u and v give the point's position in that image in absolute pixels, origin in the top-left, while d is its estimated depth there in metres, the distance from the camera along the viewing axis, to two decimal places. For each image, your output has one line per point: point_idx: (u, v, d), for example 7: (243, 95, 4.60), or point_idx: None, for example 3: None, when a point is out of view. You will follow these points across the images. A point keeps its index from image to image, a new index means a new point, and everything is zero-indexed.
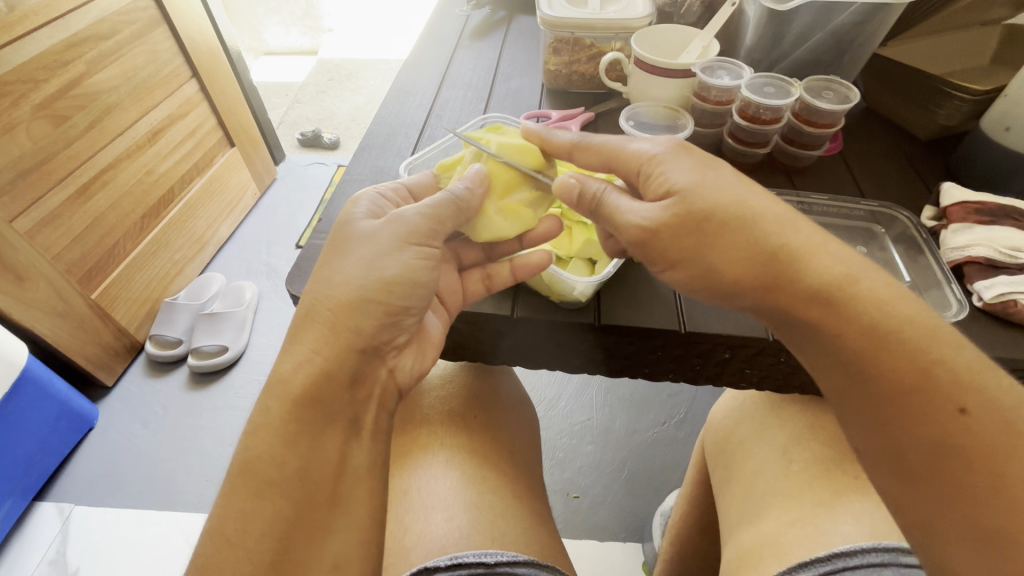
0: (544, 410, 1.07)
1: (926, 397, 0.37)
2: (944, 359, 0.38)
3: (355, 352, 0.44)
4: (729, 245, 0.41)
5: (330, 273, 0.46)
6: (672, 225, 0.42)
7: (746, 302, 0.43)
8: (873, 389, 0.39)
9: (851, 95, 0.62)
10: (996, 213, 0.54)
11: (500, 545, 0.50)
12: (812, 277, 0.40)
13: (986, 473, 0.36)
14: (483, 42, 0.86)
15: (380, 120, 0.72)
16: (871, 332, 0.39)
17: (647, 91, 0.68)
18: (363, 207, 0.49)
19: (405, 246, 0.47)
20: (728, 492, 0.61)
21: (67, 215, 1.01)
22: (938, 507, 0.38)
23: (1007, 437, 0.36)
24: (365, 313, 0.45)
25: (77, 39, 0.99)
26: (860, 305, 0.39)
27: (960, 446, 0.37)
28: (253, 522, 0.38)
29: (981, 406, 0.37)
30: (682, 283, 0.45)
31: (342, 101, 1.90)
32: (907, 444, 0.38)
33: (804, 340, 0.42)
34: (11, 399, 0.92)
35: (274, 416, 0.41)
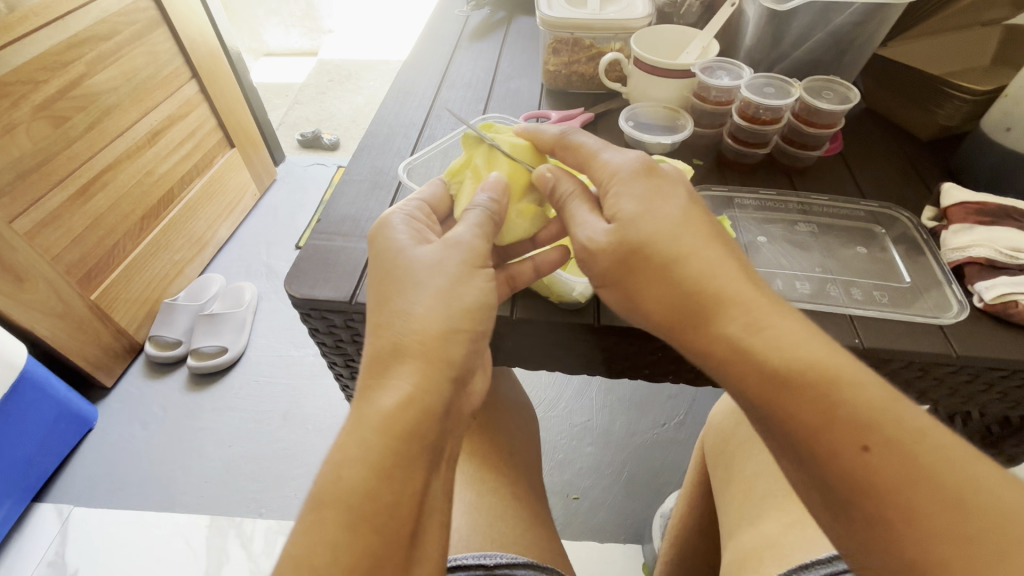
0: (544, 411, 1.07)
1: (827, 437, 0.36)
2: (845, 395, 0.36)
3: (446, 380, 0.42)
4: (652, 277, 0.42)
5: (403, 306, 0.43)
6: (609, 251, 0.43)
7: (667, 335, 0.43)
8: (781, 434, 0.38)
9: (850, 94, 0.62)
10: (996, 213, 0.54)
11: (500, 547, 0.50)
12: (718, 314, 0.40)
13: (897, 513, 0.34)
14: (483, 43, 0.86)
15: (379, 120, 0.72)
16: (769, 372, 0.38)
17: (647, 91, 0.68)
18: (406, 235, 0.47)
19: (476, 271, 0.45)
20: (728, 494, 0.61)
21: (66, 216, 1.01)
22: (866, 548, 0.35)
23: (913, 473, 0.34)
24: (455, 342, 0.42)
25: (76, 40, 0.99)
26: (758, 344, 0.38)
27: (870, 489, 0.34)
28: (341, 555, 0.35)
29: (884, 442, 0.35)
30: (614, 303, 0.46)
31: (342, 102, 1.90)
32: (824, 485, 0.36)
33: (717, 376, 0.41)
34: (10, 400, 0.91)
35: (369, 447, 0.38)
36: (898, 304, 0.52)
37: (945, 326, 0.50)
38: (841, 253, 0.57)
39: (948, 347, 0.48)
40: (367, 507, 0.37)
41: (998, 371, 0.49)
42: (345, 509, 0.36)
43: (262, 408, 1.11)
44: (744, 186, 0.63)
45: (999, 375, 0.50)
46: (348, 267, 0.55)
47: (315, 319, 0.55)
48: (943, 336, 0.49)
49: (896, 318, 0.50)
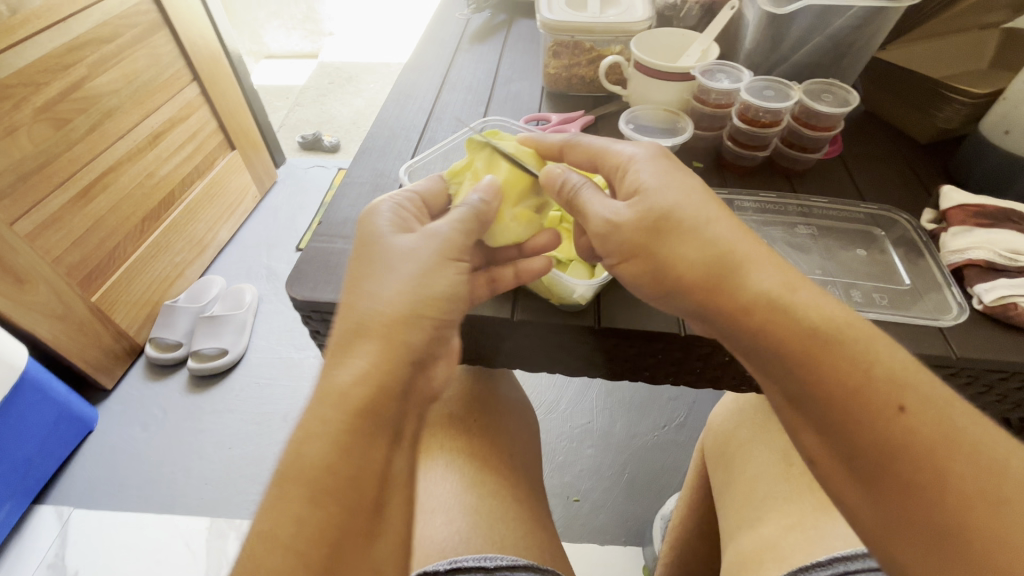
0: (544, 413, 1.07)
1: (866, 398, 0.38)
2: (880, 359, 0.38)
3: (407, 363, 0.41)
4: (683, 245, 0.42)
5: (372, 288, 0.43)
6: (635, 222, 0.43)
7: (692, 305, 0.43)
8: (818, 396, 0.39)
9: (850, 97, 0.62)
10: (996, 216, 0.54)
11: (500, 549, 0.50)
12: (753, 282, 0.41)
13: (929, 470, 0.36)
14: (483, 46, 0.86)
15: (380, 123, 0.72)
16: (810, 335, 0.39)
17: (646, 94, 0.69)
18: (388, 220, 0.48)
19: (450, 263, 0.46)
20: (727, 496, 0.61)
21: (67, 218, 1.01)
22: (893, 510, 0.36)
23: (944, 433, 0.36)
24: (417, 327, 0.42)
25: (78, 43, 0.99)
26: (801, 309, 0.40)
27: (904, 448, 0.36)
28: (305, 527, 0.35)
29: (917, 404, 0.37)
30: (633, 278, 0.45)
31: (342, 104, 1.90)
32: (856, 448, 0.38)
33: (748, 346, 0.42)
34: (10, 402, 0.91)
35: (330, 423, 0.38)
36: (898, 305, 0.52)
37: (944, 328, 0.50)
38: (841, 255, 0.58)
39: (947, 349, 0.49)
40: (332, 484, 0.36)
41: (997, 373, 0.49)
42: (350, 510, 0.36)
43: (263, 409, 1.11)
44: (743, 189, 0.64)
45: (998, 377, 0.50)
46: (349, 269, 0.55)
47: (316, 321, 0.55)
48: (943, 339, 0.49)
49: (895, 320, 0.50)
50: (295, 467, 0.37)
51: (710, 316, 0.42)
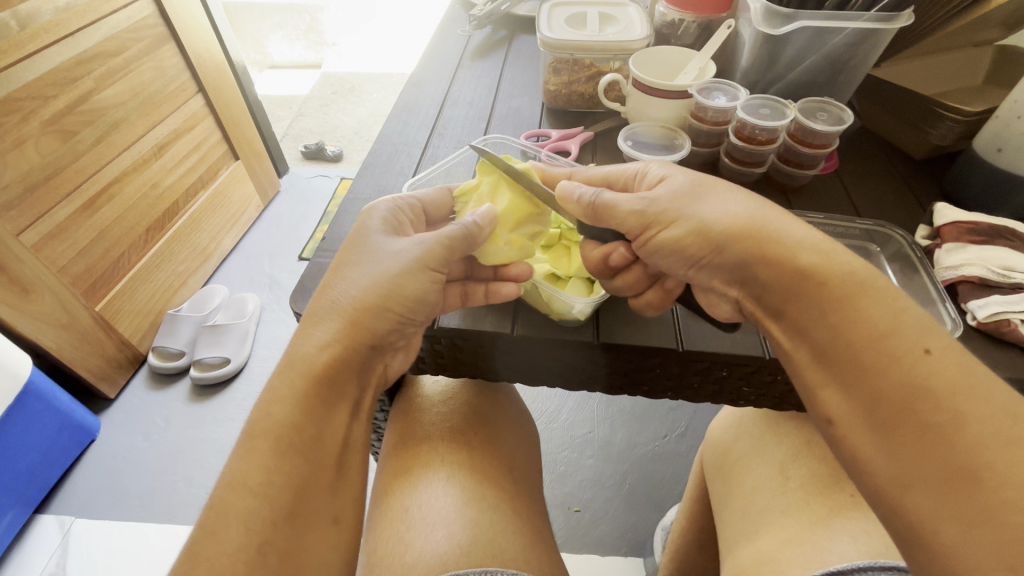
0: (545, 423, 1.08)
1: (892, 342, 0.39)
2: (909, 308, 0.40)
3: (367, 346, 0.47)
4: (720, 202, 0.46)
5: (349, 276, 0.48)
6: (670, 193, 0.48)
7: (735, 258, 0.45)
8: (846, 338, 0.40)
9: (845, 116, 0.63)
10: (990, 233, 0.55)
11: (499, 563, 0.51)
12: (792, 238, 0.43)
13: (947, 414, 0.36)
14: (484, 61, 0.88)
15: (383, 138, 0.73)
16: (848, 280, 0.41)
17: (645, 111, 0.70)
18: (382, 221, 0.51)
19: (425, 270, 0.48)
20: (727, 510, 0.62)
21: (73, 227, 1.02)
22: (908, 456, 0.37)
23: (966, 377, 0.37)
24: (382, 318, 0.47)
25: (86, 56, 1.01)
26: (839, 257, 0.42)
27: (925, 388, 0.37)
28: (272, 478, 0.41)
29: (941, 348, 0.38)
30: (680, 240, 0.46)
31: (345, 114, 1.92)
32: (878, 393, 0.38)
33: (783, 299, 0.43)
34: (14, 411, 0.92)
35: (297, 389, 0.43)
36: None
37: None
38: None
39: None
40: (296, 438, 0.42)
41: None
42: None
43: None
44: None
45: None
46: None
47: None
48: None
49: None
50: (263, 425, 0.42)
51: (751, 269, 0.44)
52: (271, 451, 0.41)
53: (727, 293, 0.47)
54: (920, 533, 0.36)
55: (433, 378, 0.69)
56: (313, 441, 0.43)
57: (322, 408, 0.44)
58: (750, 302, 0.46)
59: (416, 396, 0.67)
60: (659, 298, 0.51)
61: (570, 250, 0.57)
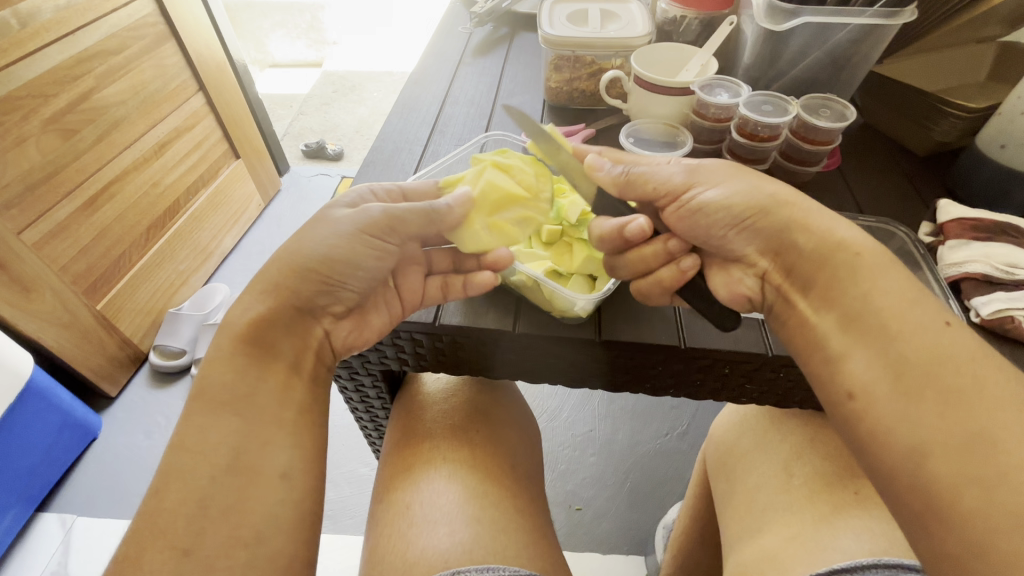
0: (547, 421, 1.07)
1: (918, 312, 0.39)
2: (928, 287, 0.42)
3: (292, 307, 0.50)
4: (765, 177, 0.48)
5: (297, 239, 0.51)
6: (718, 163, 0.50)
7: (775, 224, 0.46)
8: (872, 304, 0.40)
9: (848, 112, 0.63)
10: (992, 229, 0.55)
11: (501, 560, 0.51)
12: (832, 214, 0.45)
13: (970, 381, 0.36)
14: (485, 59, 0.88)
15: (385, 136, 0.73)
16: (880, 254, 0.43)
17: (647, 109, 0.69)
18: (348, 198, 0.54)
19: (356, 233, 0.49)
20: (729, 506, 0.62)
21: (74, 226, 1.02)
22: (930, 420, 0.36)
23: (984, 352, 0.38)
24: (307, 280, 0.49)
25: (87, 54, 1.01)
26: (867, 236, 0.44)
27: (948, 355, 0.37)
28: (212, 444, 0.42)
29: (959, 325, 0.39)
30: (736, 195, 0.47)
31: (346, 113, 1.92)
32: (903, 358, 0.38)
33: (814, 267, 0.44)
34: (16, 409, 0.92)
35: (223, 350, 0.47)
36: None
37: None
38: None
39: None
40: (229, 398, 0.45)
41: None
42: None
43: None
44: None
45: None
46: None
47: None
48: None
49: None
50: (200, 390, 0.45)
51: (791, 234, 0.45)
52: (202, 410, 0.44)
53: (756, 264, 0.48)
54: (939, 500, 0.34)
55: (433, 376, 0.69)
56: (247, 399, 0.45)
57: (257, 367, 0.47)
58: (779, 273, 0.47)
59: (417, 394, 0.67)
60: (673, 274, 0.49)
61: (571, 247, 0.56)
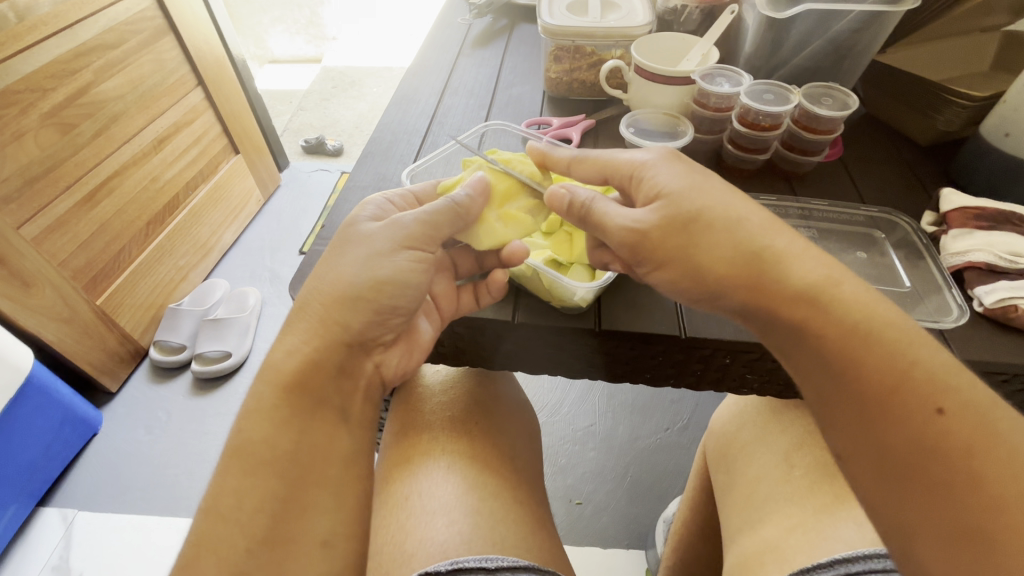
0: (547, 416, 1.07)
1: (902, 397, 0.38)
2: (920, 359, 0.38)
3: (342, 344, 0.47)
4: (715, 243, 0.43)
5: (325, 268, 0.49)
6: (661, 225, 0.44)
7: (734, 300, 0.43)
8: (851, 389, 0.39)
9: (850, 100, 0.62)
10: (996, 219, 0.55)
11: (501, 551, 0.51)
12: (794, 282, 0.41)
13: (963, 472, 0.35)
14: (485, 50, 0.87)
15: (384, 126, 0.73)
16: (849, 331, 0.40)
17: (648, 99, 0.69)
18: (368, 211, 0.52)
19: (398, 248, 0.48)
20: (728, 498, 0.61)
21: (73, 221, 1.02)
22: (918, 508, 0.37)
23: (986, 437, 0.36)
24: (355, 309, 0.47)
25: (85, 48, 1.00)
26: (841, 305, 0.40)
27: (936, 446, 0.36)
28: (244, 501, 0.40)
29: (957, 407, 0.37)
30: (696, 271, 0.44)
31: (345, 108, 1.91)
32: (887, 443, 0.38)
33: (784, 340, 0.42)
34: (16, 405, 0.92)
35: (265, 399, 0.44)
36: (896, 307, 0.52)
37: (944, 331, 0.50)
38: (841, 258, 0.58)
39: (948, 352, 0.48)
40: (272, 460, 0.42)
41: (999, 375, 0.49)
42: None
43: None
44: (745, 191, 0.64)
45: (1000, 379, 0.49)
46: None
47: None
48: (943, 340, 0.49)
49: None
50: (253, 440, 0.42)
51: (750, 311, 0.43)
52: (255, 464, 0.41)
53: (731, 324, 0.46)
54: None
55: (433, 368, 0.68)
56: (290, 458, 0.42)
57: (301, 418, 0.43)
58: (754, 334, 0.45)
59: (416, 387, 0.67)
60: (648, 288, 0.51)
61: (572, 235, 0.56)
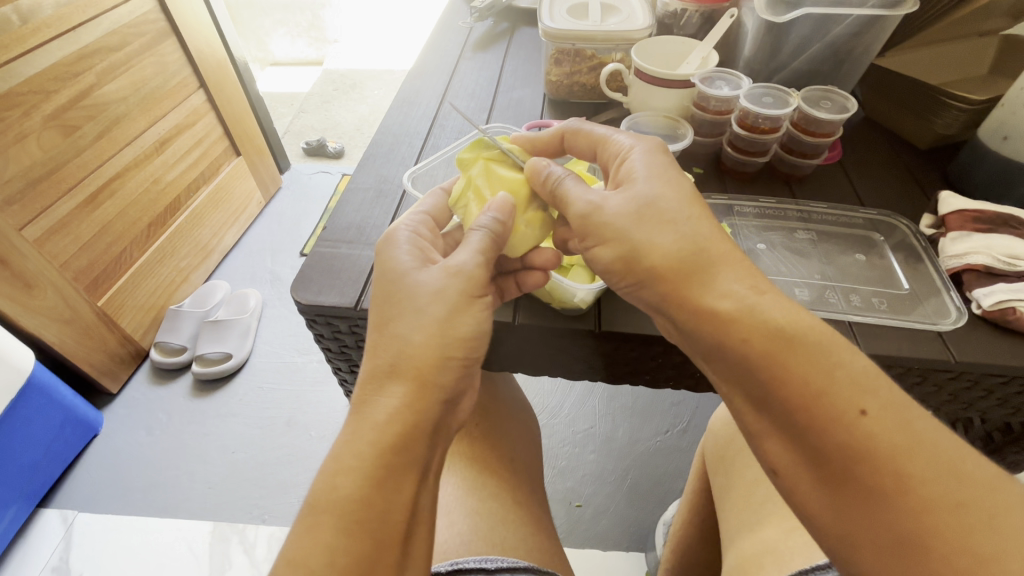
0: (547, 418, 1.07)
1: (828, 402, 0.37)
2: (843, 363, 0.38)
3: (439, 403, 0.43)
4: (661, 233, 0.42)
5: (399, 330, 0.44)
6: (621, 209, 0.44)
7: (660, 300, 0.43)
8: (779, 396, 0.39)
9: (849, 104, 0.62)
10: (993, 221, 0.55)
11: (501, 552, 0.51)
12: (720, 285, 0.41)
13: (890, 476, 0.36)
14: (486, 53, 0.88)
15: (385, 129, 0.73)
16: (776, 337, 0.39)
17: (647, 101, 0.69)
18: (408, 256, 0.47)
19: (471, 299, 0.46)
20: (728, 500, 0.61)
21: (75, 222, 1.03)
22: (851, 517, 0.37)
23: (906, 439, 0.36)
24: (448, 369, 0.43)
25: (87, 51, 1.01)
26: (767, 312, 0.40)
27: (864, 451, 0.36)
28: (339, 560, 0.36)
29: (878, 407, 0.37)
30: (608, 264, 0.45)
31: (346, 111, 1.92)
32: (819, 453, 0.38)
33: (712, 347, 0.42)
34: (17, 406, 0.92)
35: (345, 459, 0.39)
36: (896, 310, 0.52)
37: (943, 333, 0.50)
38: (840, 260, 0.58)
39: (947, 354, 0.49)
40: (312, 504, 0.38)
41: (997, 378, 0.49)
42: (332, 518, 0.37)
43: (263, 413, 1.12)
44: (745, 195, 0.64)
45: (998, 381, 0.50)
46: (353, 273, 0.56)
47: (320, 325, 0.56)
48: (942, 343, 0.49)
49: (891, 325, 0.51)
50: None
51: (673, 310, 0.43)
52: None
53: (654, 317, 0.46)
54: None
55: None
56: (379, 517, 0.38)
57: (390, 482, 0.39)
58: (678, 329, 0.44)
59: None
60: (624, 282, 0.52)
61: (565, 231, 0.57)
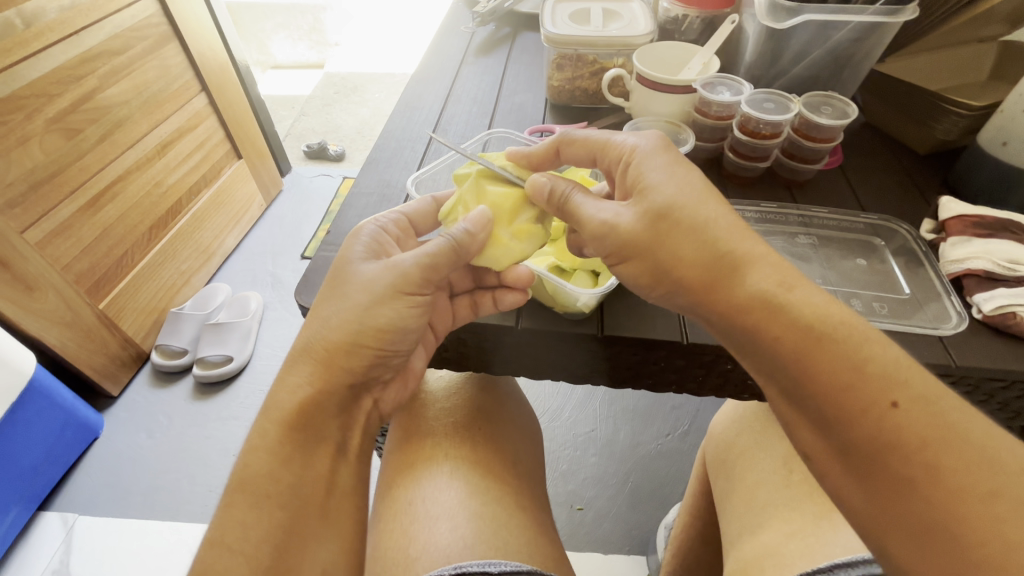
0: (547, 421, 1.07)
1: (859, 394, 0.38)
2: (874, 355, 0.38)
3: (343, 386, 0.49)
4: (679, 243, 0.43)
5: (325, 312, 0.49)
6: (636, 223, 0.44)
7: (688, 298, 0.44)
8: (809, 388, 0.39)
9: (849, 109, 0.63)
10: (994, 226, 0.55)
11: (503, 555, 0.51)
12: (749, 285, 0.41)
13: (919, 466, 0.36)
14: (487, 58, 0.88)
15: (388, 134, 0.74)
16: (804, 332, 0.40)
17: (648, 107, 0.70)
18: (361, 248, 0.52)
19: (395, 296, 0.49)
20: (729, 503, 0.61)
21: (77, 225, 1.03)
22: (881, 505, 0.37)
23: (938, 429, 0.36)
24: (355, 357, 0.49)
25: (90, 55, 1.01)
26: (794, 307, 0.40)
27: (895, 442, 0.36)
28: None
29: (910, 399, 0.37)
30: (634, 279, 0.46)
31: (347, 114, 1.93)
32: (849, 443, 0.38)
33: (743, 341, 0.42)
34: (18, 409, 0.92)
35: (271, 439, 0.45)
36: (897, 315, 0.53)
37: (944, 337, 0.50)
38: (840, 265, 0.58)
39: (947, 358, 0.49)
40: None
41: (998, 382, 0.50)
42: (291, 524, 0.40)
43: None
44: (746, 199, 0.65)
45: (999, 386, 0.50)
46: None
47: None
48: (943, 347, 0.50)
49: (893, 328, 0.51)
50: None
51: (702, 309, 0.44)
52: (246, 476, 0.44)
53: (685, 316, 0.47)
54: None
55: (436, 374, 0.69)
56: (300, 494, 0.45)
57: (301, 454, 0.46)
58: (708, 327, 0.45)
59: (419, 394, 0.67)
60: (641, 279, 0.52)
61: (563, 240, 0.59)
